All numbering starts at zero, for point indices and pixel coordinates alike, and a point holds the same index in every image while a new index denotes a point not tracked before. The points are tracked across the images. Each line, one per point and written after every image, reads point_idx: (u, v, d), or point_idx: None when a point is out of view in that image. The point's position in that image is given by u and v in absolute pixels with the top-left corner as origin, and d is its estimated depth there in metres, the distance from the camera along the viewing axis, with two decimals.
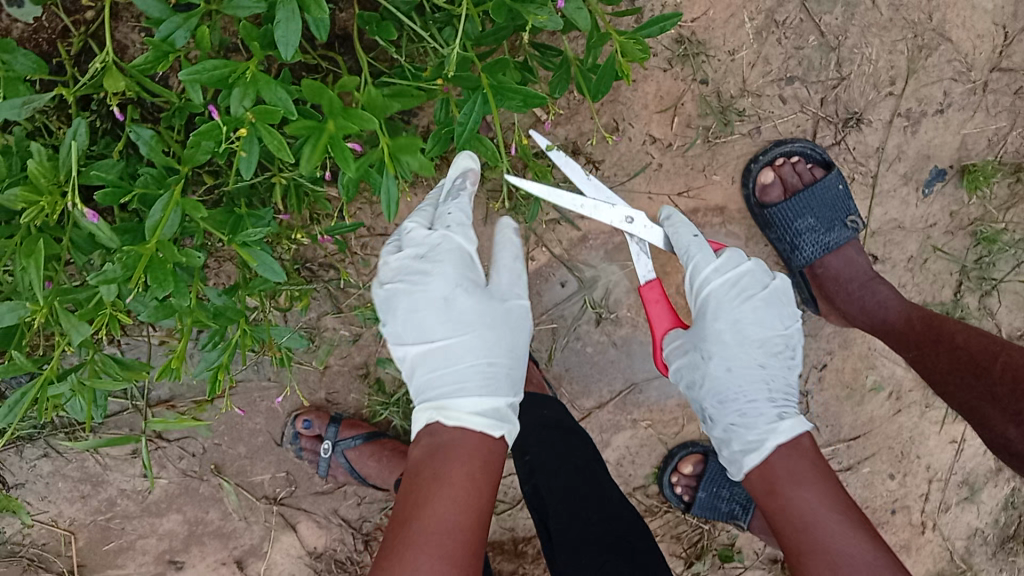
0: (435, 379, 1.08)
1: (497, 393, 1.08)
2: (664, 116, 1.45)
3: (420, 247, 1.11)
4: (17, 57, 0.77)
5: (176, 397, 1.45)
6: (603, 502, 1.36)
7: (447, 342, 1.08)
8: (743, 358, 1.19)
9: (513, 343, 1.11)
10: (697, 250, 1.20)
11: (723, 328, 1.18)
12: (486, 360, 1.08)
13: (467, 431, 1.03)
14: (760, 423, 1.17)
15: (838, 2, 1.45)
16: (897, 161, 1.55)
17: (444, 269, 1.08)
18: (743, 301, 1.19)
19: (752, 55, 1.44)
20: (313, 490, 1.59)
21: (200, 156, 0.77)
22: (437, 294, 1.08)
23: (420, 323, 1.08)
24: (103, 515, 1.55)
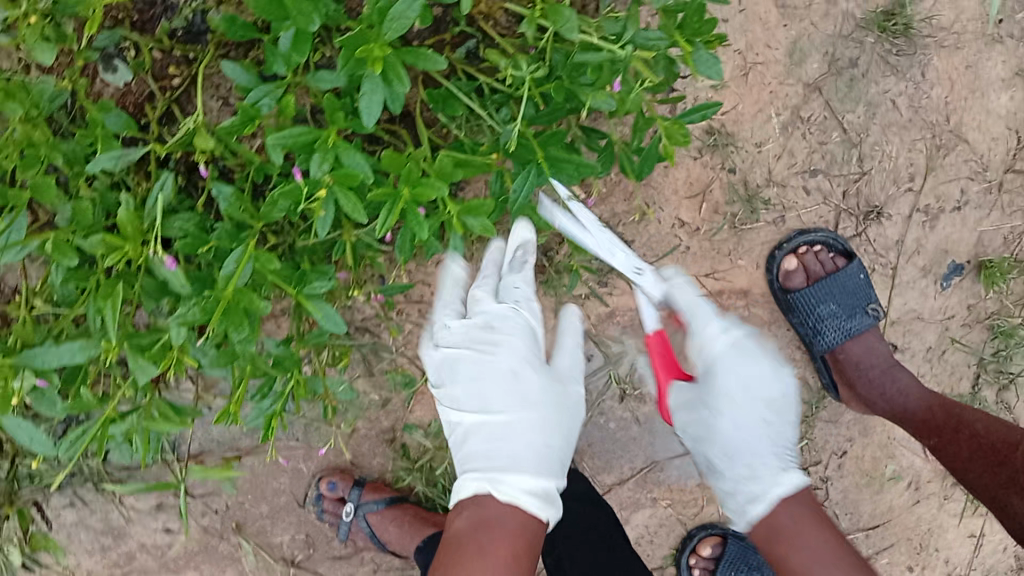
0: (490, 449, 1.17)
1: (549, 475, 1.17)
2: (693, 201, 1.51)
3: (488, 317, 1.24)
4: (111, 115, 0.84)
5: (205, 452, 1.49)
6: (628, 575, 1.37)
7: (509, 415, 1.19)
8: (748, 414, 1.22)
9: (565, 428, 1.22)
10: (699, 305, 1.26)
11: (733, 390, 1.21)
12: (542, 440, 1.18)
13: (505, 507, 1.10)
14: (765, 473, 1.21)
15: (861, 101, 1.51)
16: (916, 254, 1.61)
17: (519, 350, 1.22)
18: (750, 363, 1.23)
19: (778, 148, 1.51)
20: (331, 554, 1.59)
21: (275, 213, 0.83)
22: (506, 367, 1.21)
23: (484, 393, 1.20)
24: (121, 569, 1.55)
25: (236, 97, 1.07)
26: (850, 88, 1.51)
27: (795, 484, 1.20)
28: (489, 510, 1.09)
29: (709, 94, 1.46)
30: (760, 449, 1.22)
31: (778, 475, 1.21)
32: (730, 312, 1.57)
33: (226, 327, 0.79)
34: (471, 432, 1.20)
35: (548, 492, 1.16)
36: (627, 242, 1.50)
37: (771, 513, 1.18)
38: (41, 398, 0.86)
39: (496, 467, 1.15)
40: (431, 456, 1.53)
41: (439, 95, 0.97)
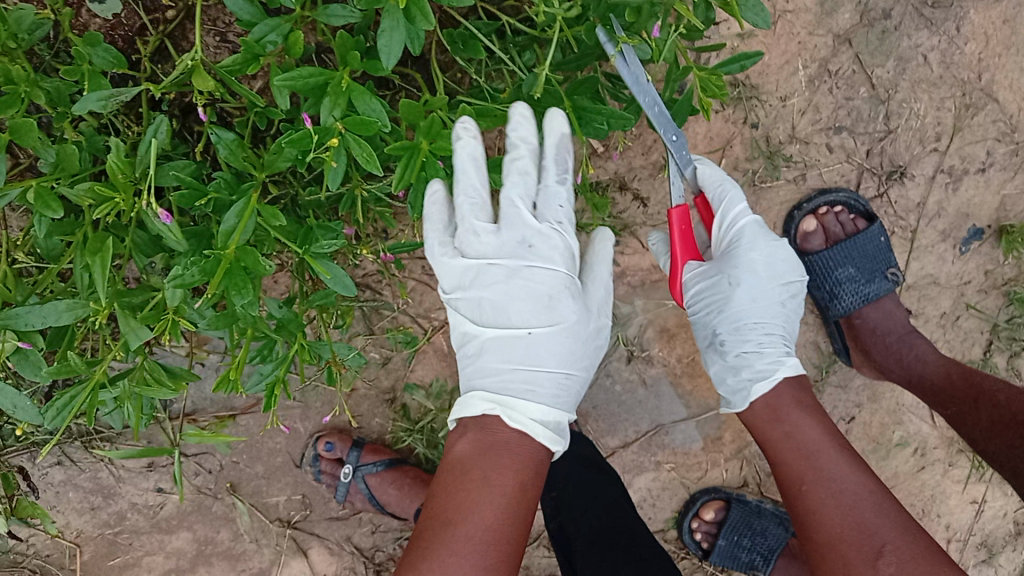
0: (500, 374, 1.01)
1: (565, 406, 1.03)
2: (712, 156, 1.44)
3: (522, 240, 0.99)
4: (98, 51, 0.75)
5: (197, 411, 1.43)
6: (631, 542, 1.31)
7: (528, 339, 1.00)
8: (767, 288, 1.17)
9: (585, 339, 1.04)
10: (731, 188, 1.15)
11: (756, 260, 1.16)
12: (563, 371, 1.02)
13: (516, 434, 0.98)
14: (767, 350, 1.18)
15: (892, 56, 1.44)
16: (937, 217, 1.55)
17: (544, 261, 1.00)
18: (773, 238, 1.17)
19: (803, 102, 1.43)
20: (328, 516, 1.56)
21: (281, 162, 0.75)
22: (522, 264, 1.00)
23: (507, 306, 1.00)
24: (111, 529, 1.50)
25: (235, 32, 0.99)
26: (881, 42, 1.43)
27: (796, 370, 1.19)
28: (500, 435, 0.97)
29: (735, 43, 1.38)
30: (772, 330, 1.19)
31: (783, 357, 1.18)
32: None
33: (228, 290, 0.71)
34: (488, 351, 1.03)
35: (558, 423, 1.02)
36: (642, 200, 1.43)
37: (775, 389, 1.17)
38: (24, 362, 0.79)
39: (513, 388, 1.00)
40: (433, 417, 1.48)
41: (460, 35, 0.88)
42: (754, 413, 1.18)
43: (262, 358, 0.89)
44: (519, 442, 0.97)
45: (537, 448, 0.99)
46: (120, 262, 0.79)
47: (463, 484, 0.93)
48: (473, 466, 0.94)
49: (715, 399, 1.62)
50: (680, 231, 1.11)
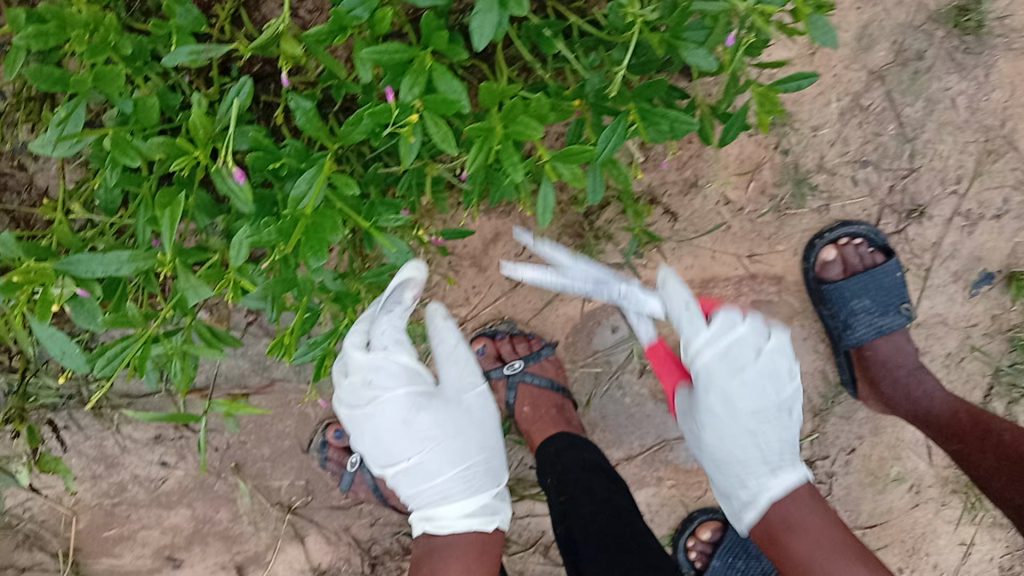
0: (423, 491, 1.25)
1: (479, 489, 1.26)
2: (741, 179, 1.46)
3: (362, 377, 1.19)
4: (184, 10, 0.76)
5: (210, 385, 1.43)
6: (642, 549, 1.32)
7: (418, 463, 1.22)
8: (728, 427, 1.20)
9: (470, 423, 1.27)
10: (687, 322, 1.20)
11: (714, 400, 1.18)
12: (460, 467, 1.25)
13: (459, 534, 1.24)
14: (753, 482, 1.22)
15: (921, 96, 1.47)
16: (950, 258, 1.59)
17: (387, 389, 1.21)
18: (734, 374, 1.18)
19: (833, 134, 1.47)
20: (329, 504, 1.56)
21: (357, 134, 0.76)
22: (374, 398, 1.20)
23: (387, 441, 1.22)
24: (110, 499, 1.49)
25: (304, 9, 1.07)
26: (911, 82, 1.46)
27: (790, 485, 1.22)
28: (438, 539, 1.24)
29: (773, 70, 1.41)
30: (749, 456, 1.21)
31: (774, 475, 1.22)
32: (762, 297, 1.55)
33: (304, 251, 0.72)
34: (399, 483, 1.25)
35: (483, 507, 1.26)
36: (671, 214, 1.46)
37: (765, 517, 1.21)
38: (79, 309, 0.78)
39: (429, 501, 1.25)
40: None
41: (533, 32, 0.90)
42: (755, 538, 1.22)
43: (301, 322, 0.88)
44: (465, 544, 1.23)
45: (473, 533, 1.24)
46: (184, 221, 0.79)
47: (428, 563, 1.22)
48: (437, 553, 1.23)
49: None
50: (659, 355, 1.31)
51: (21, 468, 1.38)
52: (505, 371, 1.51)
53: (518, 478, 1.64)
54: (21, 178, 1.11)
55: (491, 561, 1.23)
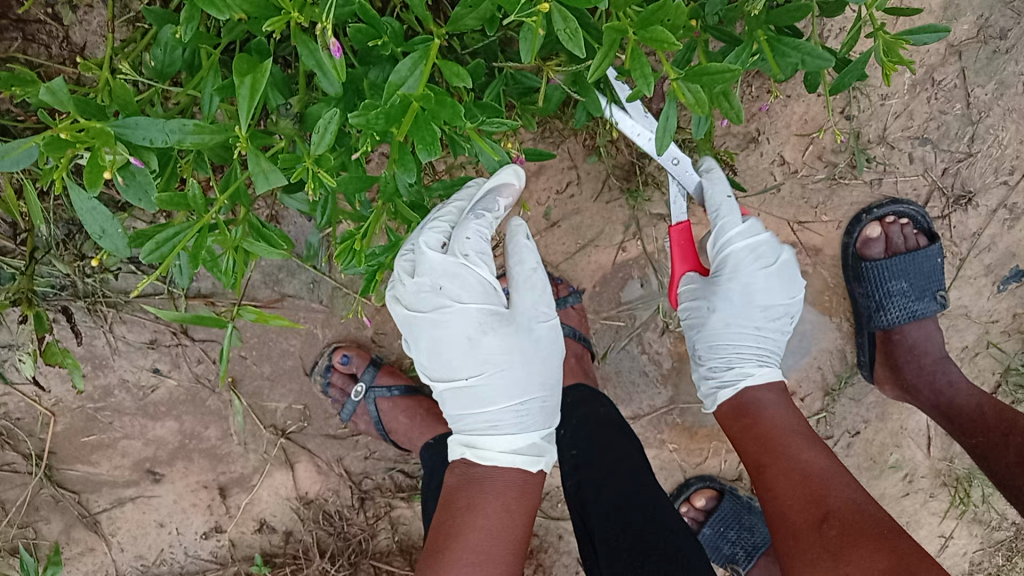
0: (471, 414, 1.12)
1: (530, 428, 1.13)
2: (801, 140, 1.39)
3: (431, 283, 1.03)
4: None
5: (217, 294, 1.33)
6: (659, 507, 1.24)
7: (473, 386, 1.09)
8: (744, 317, 1.20)
9: (536, 355, 1.11)
10: (727, 213, 1.13)
11: (734, 288, 1.18)
12: (517, 400, 1.11)
13: (500, 470, 1.12)
14: (737, 366, 1.22)
15: (994, 78, 1.41)
16: (987, 251, 1.56)
17: (455, 299, 1.05)
18: (760, 270, 1.17)
19: (900, 106, 1.40)
20: (324, 432, 1.49)
21: (471, 21, 0.67)
22: (438, 304, 1.05)
23: (444, 357, 1.08)
24: (93, 403, 1.39)
25: None
26: (988, 62, 1.40)
27: (768, 380, 1.22)
28: (478, 471, 1.13)
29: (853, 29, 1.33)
30: (748, 343, 1.22)
31: (752, 370, 1.22)
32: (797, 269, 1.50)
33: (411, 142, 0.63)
34: (446, 399, 1.13)
35: (529, 445, 1.14)
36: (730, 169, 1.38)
37: (741, 396, 1.21)
38: (131, 183, 0.67)
39: (474, 427, 1.13)
40: None
41: None
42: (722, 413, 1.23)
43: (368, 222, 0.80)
44: (502, 478, 1.12)
45: (514, 471, 1.13)
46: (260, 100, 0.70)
47: (464, 495, 1.10)
48: (475, 486, 1.11)
49: None
50: (680, 244, 1.18)
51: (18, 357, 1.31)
52: None
53: None
54: (54, 31, 1.04)
55: (530, 505, 1.12)
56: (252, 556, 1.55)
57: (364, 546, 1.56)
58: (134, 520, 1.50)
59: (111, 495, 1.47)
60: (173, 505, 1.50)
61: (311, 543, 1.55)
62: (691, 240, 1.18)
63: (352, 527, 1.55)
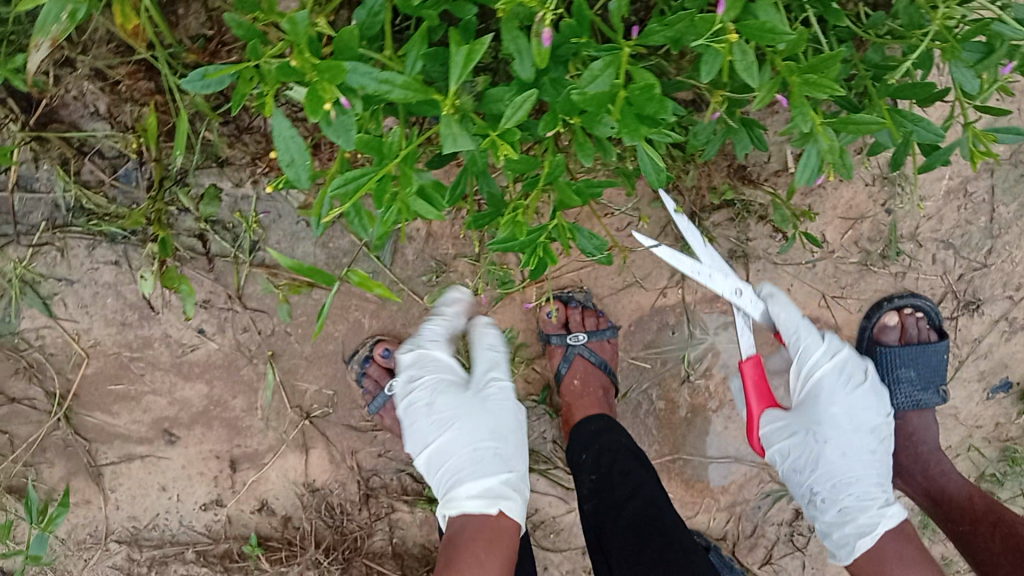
0: (439, 473, 1.33)
1: (487, 472, 1.30)
2: (843, 223, 1.50)
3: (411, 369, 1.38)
4: None
5: (279, 266, 1.36)
6: (670, 530, 1.29)
7: (435, 444, 1.34)
8: (852, 443, 1.29)
9: (493, 417, 1.35)
10: (806, 333, 1.27)
11: (836, 414, 1.28)
12: (470, 448, 1.33)
13: (465, 518, 1.25)
14: (869, 513, 1.26)
15: (1018, 200, 1.54)
16: (983, 357, 1.68)
17: (420, 379, 1.38)
18: (852, 389, 1.29)
19: (932, 209, 1.53)
20: (345, 423, 1.50)
21: (657, 38, 0.75)
22: (405, 388, 1.38)
23: (416, 429, 1.36)
24: (129, 353, 1.39)
25: None
26: (1015, 183, 1.53)
27: (895, 521, 1.26)
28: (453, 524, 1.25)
29: None
30: (869, 476, 1.28)
31: (883, 510, 1.26)
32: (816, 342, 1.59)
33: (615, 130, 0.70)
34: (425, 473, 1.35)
35: (492, 492, 1.28)
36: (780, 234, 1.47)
37: (878, 544, 1.24)
38: (336, 123, 0.73)
39: (443, 483, 1.32)
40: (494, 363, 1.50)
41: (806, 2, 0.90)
42: (857, 564, 1.25)
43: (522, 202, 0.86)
44: (466, 521, 1.25)
45: (478, 516, 1.26)
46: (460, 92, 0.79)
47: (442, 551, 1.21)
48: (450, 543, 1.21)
49: (736, 448, 1.66)
50: (753, 379, 1.25)
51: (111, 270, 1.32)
52: (567, 339, 1.49)
53: (531, 450, 1.60)
54: None
55: (505, 551, 1.20)
56: (247, 536, 1.53)
57: (359, 544, 1.55)
58: (137, 479, 1.48)
59: (121, 449, 1.45)
60: (179, 471, 1.48)
61: (308, 532, 1.54)
62: (762, 374, 1.26)
63: (350, 524, 1.55)
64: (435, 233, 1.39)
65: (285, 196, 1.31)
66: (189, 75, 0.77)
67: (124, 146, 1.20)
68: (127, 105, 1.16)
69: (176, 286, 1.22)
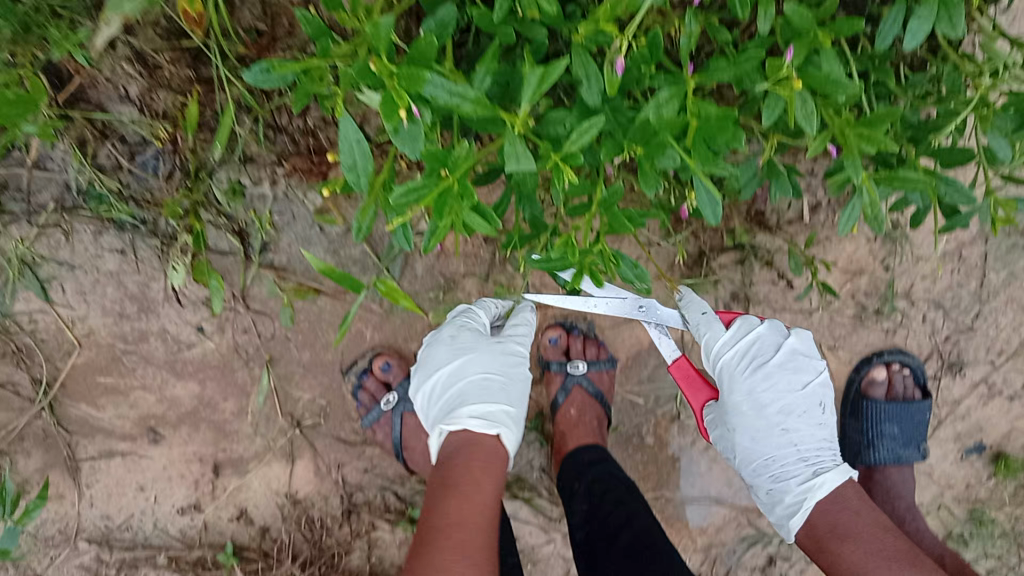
0: (444, 399, 1.23)
1: (492, 401, 1.20)
2: (842, 275, 1.54)
3: (439, 313, 1.34)
4: None
5: (289, 269, 1.34)
6: (666, 554, 1.24)
7: (449, 370, 1.26)
8: (768, 426, 1.25)
9: (506, 368, 1.28)
10: (705, 329, 1.27)
11: (739, 400, 1.25)
12: (482, 380, 1.24)
13: (460, 433, 1.15)
14: (795, 486, 1.22)
15: (1007, 268, 1.60)
16: (961, 418, 1.72)
17: (450, 326, 1.30)
18: (753, 370, 1.24)
19: (928, 270, 1.57)
20: (335, 434, 1.48)
21: (721, 80, 0.77)
22: (446, 334, 1.29)
23: (430, 359, 1.28)
24: (124, 344, 1.36)
25: None
26: (1006, 253, 1.59)
27: (831, 485, 1.20)
28: (446, 447, 1.13)
29: None
30: (785, 448, 1.24)
31: (809, 484, 1.21)
32: None
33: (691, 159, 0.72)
34: (428, 400, 1.26)
35: (489, 416, 1.18)
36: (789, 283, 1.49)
37: (810, 520, 1.19)
38: (407, 133, 0.73)
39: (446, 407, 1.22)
40: None
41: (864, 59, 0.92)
42: (804, 542, 1.20)
43: (576, 214, 0.86)
44: (464, 438, 1.14)
45: (478, 438, 1.14)
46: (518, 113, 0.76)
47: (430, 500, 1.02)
48: (442, 476, 1.06)
49: (718, 490, 1.67)
50: (683, 382, 1.31)
51: (117, 257, 1.29)
52: (566, 367, 1.50)
53: (518, 476, 1.59)
54: None
55: (498, 476, 1.08)
56: (222, 544, 1.48)
57: (336, 560, 1.51)
58: (115, 476, 1.43)
59: (102, 445, 1.41)
60: (160, 471, 1.44)
61: (286, 544, 1.49)
62: (693, 371, 1.30)
63: (328, 539, 1.51)
64: (449, 250, 1.39)
65: (301, 199, 1.29)
66: (253, 68, 0.78)
67: (150, 133, 1.18)
68: (163, 92, 1.15)
69: (212, 283, 1.22)
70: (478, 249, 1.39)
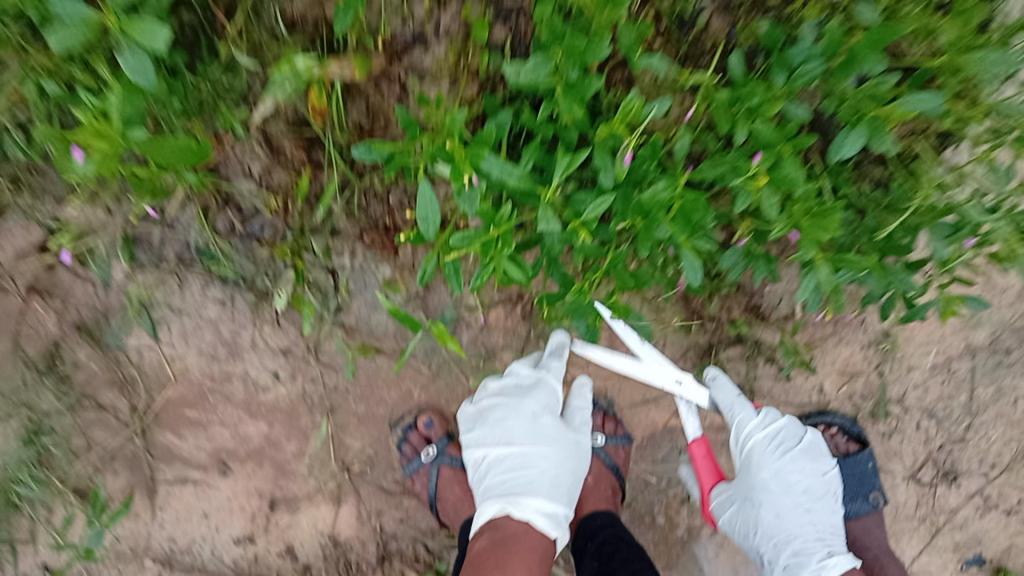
0: (514, 478, 1.49)
1: (556, 499, 1.47)
2: (841, 377, 1.71)
3: (525, 381, 1.54)
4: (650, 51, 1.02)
5: (358, 330, 1.59)
6: None
7: (522, 453, 1.52)
8: (790, 506, 1.47)
9: (573, 463, 1.54)
10: (740, 411, 1.48)
11: (768, 476, 1.46)
12: (551, 474, 1.49)
13: (526, 525, 1.40)
14: (813, 561, 1.45)
15: (994, 385, 1.74)
16: (959, 528, 1.82)
17: (533, 403, 1.52)
18: (784, 454, 1.46)
19: (920, 380, 1.73)
20: (379, 483, 1.66)
21: (705, 175, 1.02)
22: (528, 412, 1.52)
23: (506, 433, 1.53)
24: (211, 383, 1.60)
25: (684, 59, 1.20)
26: (993, 370, 1.73)
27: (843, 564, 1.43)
28: (505, 531, 1.38)
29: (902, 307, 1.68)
30: (803, 526, 1.46)
31: (824, 561, 1.44)
32: None
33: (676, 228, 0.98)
34: (494, 467, 1.52)
35: (553, 516, 1.45)
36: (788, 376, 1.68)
37: None
38: (466, 195, 0.99)
39: (513, 486, 1.48)
40: None
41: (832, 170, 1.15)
42: None
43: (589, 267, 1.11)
44: (525, 527, 1.40)
45: (536, 530, 1.41)
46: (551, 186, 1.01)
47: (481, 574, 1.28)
48: (500, 551, 1.32)
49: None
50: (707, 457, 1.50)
51: (217, 308, 1.56)
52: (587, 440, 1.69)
53: None
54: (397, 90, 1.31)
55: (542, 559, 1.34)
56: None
57: None
58: (185, 502, 1.63)
59: (178, 471, 1.62)
60: (224, 502, 1.64)
61: None
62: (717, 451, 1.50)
63: None
64: (491, 325, 1.60)
65: (373, 271, 1.54)
66: (359, 145, 1.05)
67: (263, 204, 1.44)
68: (279, 172, 1.42)
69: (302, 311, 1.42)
70: (517, 326, 1.60)
